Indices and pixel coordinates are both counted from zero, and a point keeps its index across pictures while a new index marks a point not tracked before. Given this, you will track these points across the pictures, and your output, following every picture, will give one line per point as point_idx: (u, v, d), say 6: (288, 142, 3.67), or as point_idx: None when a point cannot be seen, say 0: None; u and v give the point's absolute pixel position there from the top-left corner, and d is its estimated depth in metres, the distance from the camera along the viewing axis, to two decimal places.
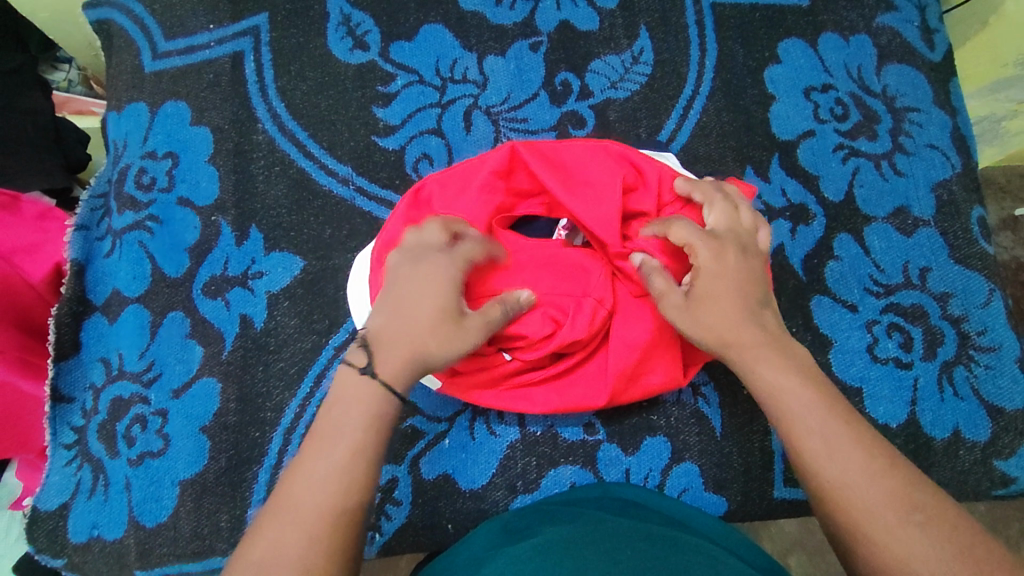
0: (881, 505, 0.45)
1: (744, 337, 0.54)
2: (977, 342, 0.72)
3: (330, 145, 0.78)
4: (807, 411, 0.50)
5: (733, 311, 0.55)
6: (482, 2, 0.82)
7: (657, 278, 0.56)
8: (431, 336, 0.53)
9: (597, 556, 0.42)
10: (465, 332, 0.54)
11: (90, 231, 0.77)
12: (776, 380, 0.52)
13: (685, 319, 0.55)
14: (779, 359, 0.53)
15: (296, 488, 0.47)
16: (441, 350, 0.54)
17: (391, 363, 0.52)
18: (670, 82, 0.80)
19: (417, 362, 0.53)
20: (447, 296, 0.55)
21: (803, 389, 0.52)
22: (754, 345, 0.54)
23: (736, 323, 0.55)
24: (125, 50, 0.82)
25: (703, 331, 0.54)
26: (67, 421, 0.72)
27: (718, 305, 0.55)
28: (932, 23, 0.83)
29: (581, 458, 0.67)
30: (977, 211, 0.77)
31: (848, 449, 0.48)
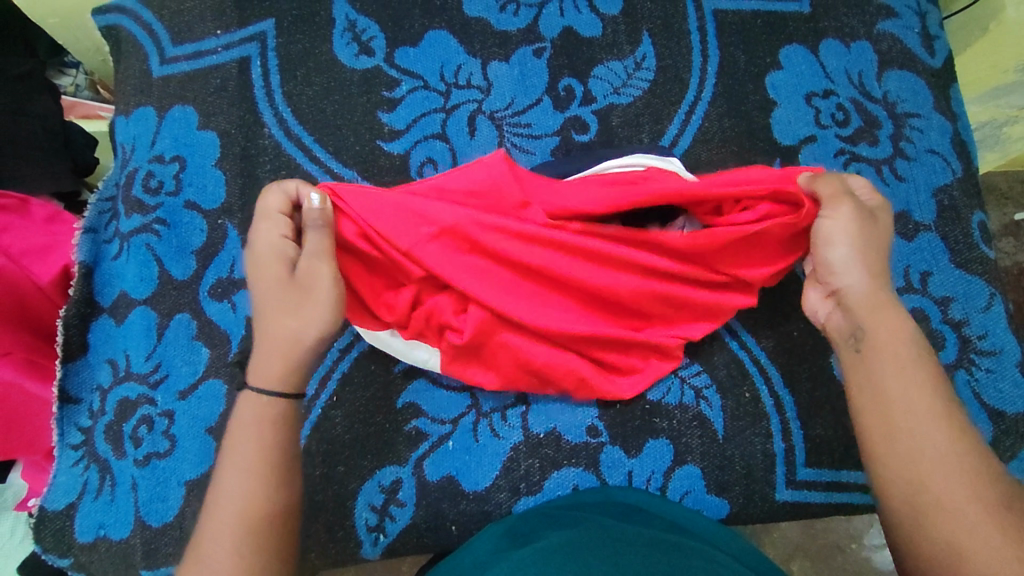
0: (966, 481, 0.47)
1: (880, 282, 0.56)
2: (978, 346, 0.72)
3: (336, 149, 0.78)
4: (915, 376, 0.52)
5: (879, 260, 0.57)
6: (486, 9, 0.83)
7: (821, 187, 0.59)
8: (284, 317, 0.54)
9: (600, 560, 0.42)
10: (318, 292, 0.54)
11: (98, 234, 0.78)
12: (895, 338, 0.54)
13: (839, 237, 0.57)
14: (897, 314, 0.55)
15: (209, 524, 0.50)
16: (304, 326, 0.54)
17: (269, 366, 0.54)
18: (672, 88, 0.81)
19: (297, 349, 0.54)
20: (274, 268, 0.55)
21: (915, 356, 0.53)
22: (884, 299, 0.56)
23: (877, 276, 0.56)
24: (133, 55, 0.83)
25: (854, 251, 0.56)
26: (75, 421, 0.73)
27: (873, 252, 0.57)
28: (933, 30, 0.84)
29: (584, 460, 0.68)
30: (978, 216, 0.77)
31: (947, 423, 0.50)
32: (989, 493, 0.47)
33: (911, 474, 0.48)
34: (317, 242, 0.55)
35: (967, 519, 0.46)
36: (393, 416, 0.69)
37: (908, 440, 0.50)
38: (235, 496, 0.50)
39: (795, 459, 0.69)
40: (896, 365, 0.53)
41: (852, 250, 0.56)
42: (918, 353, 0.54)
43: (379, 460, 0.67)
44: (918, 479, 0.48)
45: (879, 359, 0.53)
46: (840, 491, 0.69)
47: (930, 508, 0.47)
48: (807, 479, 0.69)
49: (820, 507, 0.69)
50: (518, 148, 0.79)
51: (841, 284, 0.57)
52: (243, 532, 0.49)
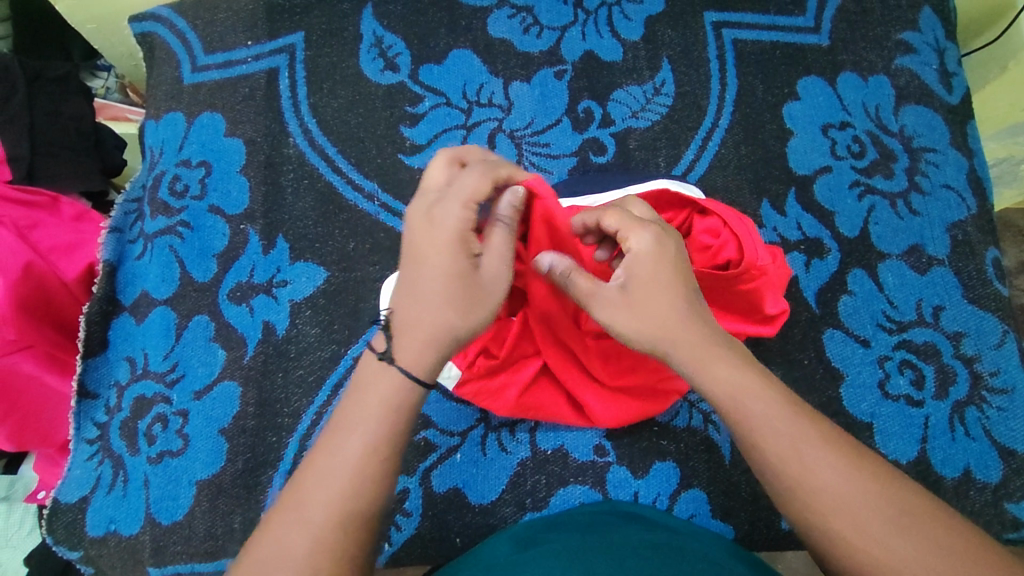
0: (859, 508, 0.44)
1: (693, 342, 0.50)
2: (990, 383, 0.72)
3: (358, 161, 0.80)
4: (773, 416, 0.47)
5: (671, 300, 0.51)
6: (510, 30, 0.85)
7: (577, 281, 0.53)
8: (453, 306, 0.51)
9: (607, 564, 0.43)
10: (487, 293, 0.53)
11: (123, 233, 0.80)
12: (729, 384, 0.49)
13: (621, 311, 0.51)
14: (724, 367, 0.49)
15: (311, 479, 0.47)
16: (465, 321, 0.51)
17: (418, 351, 0.50)
18: (689, 114, 0.82)
19: (446, 339, 0.51)
20: (456, 257, 0.51)
21: (760, 395, 0.48)
22: (703, 356, 0.50)
23: (671, 318, 0.50)
24: (166, 62, 0.85)
25: (639, 336, 0.51)
26: (91, 416, 0.74)
27: (651, 302, 0.51)
28: (951, 67, 0.85)
29: (590, 478, 0.68)
30: (992, 252, 0.77)
31: (813, 457, 0.46)
32: (886, 504, 0.44)
33: (805, 519, 0.46)
34: (502, 240, 0.54)
35: (870, 543, 0.44)
36: None
37: (787, 488, 0.46)
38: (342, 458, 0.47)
39: None
40: (745, 388, 0.49)
41: (633, 304, 0.51)
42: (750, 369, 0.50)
43: None
44: (813, 526, 0.46)
45: (731, 422, 0.49)
46: None
47: (833, 549, 0.45)
48: None
49: None
50: (535, 167, 0.81)
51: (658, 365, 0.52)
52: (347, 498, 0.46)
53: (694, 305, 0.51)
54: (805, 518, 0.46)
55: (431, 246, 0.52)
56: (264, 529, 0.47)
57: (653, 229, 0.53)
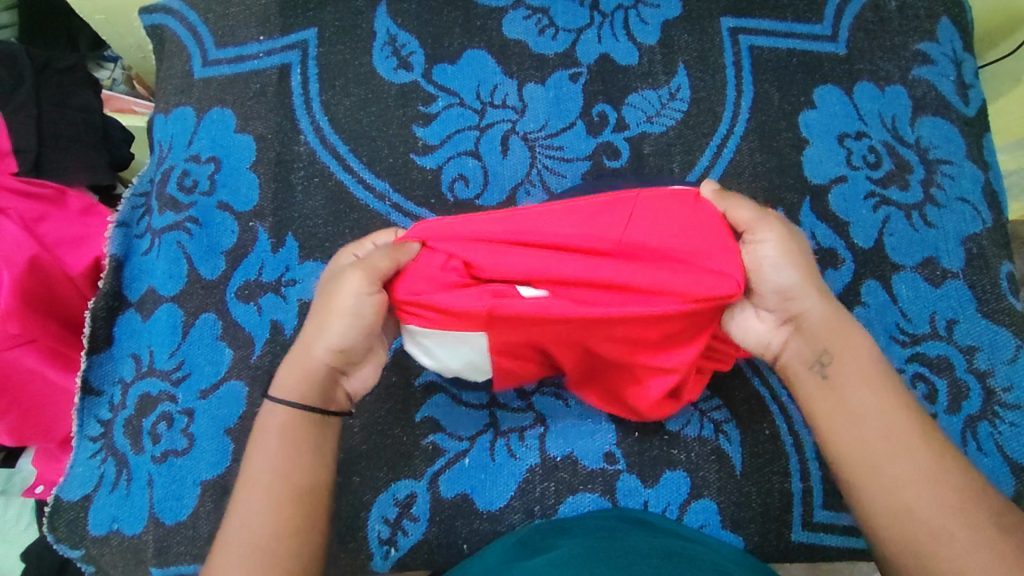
0: (966, 506, 0.44)
1: (831, 306, 0.53)
2: (1003, 399, 0.71)
3: (369, 160, 0.79)
4: (890, 402, 0.49)
5: (820, 271, 0.55)
6: (525, 31, 0.84)
7: (736, 209, 0.55)
8: (311, 325, 0.54)
9: (615, 568, 0.42)
10: (341, 305, 0.53)
11: (130, 228, 0.79)
12: (857, 361, 0.51)
13: (780, 256, 0.53)
14: (853, 337, 0.52)
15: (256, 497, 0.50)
16: (320, 338, 0.53)
17: (292, 377, 0.54)
18: (704, 120, 0.82)
19: (315, 363, 0.54)
20: (322, 288, 0.56)
21: (883, 382, 0.50)
22: (839, 324, 0.52)
23: (819, 281, 0.53)
24: (176, 55, 0.84)
25: (797, 274, 0.52)
26: (95, 413, 0.73)
27: (808, 263, 0.54)
28: (968, 79, 0.84)
29: (600, 486, 0.67)
30: (1007, 266, 0.77)
31: (928, 448, 0.47)
32: (989, 508, 0.44)
33: (898, 501, 0.45)
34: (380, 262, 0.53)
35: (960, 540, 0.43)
36: (411, 429, 0.69)
37: (891, 464, 0.47)
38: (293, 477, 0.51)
39: (813, 500, 0.69)
40: (869, 369, 0.50)
41: (790, 257, 0.53)
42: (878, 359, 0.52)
43: (394, 473, 0.67)
44: (907, 507, 0.45)
45: (847, 389, 0.50)
46: (857, 536, 0.68)
47: (929, 538, 0.44)
48: (824, 521, 0.68)
49: (835, 551, 0.69)
50: (549, 170, 0.80)
51: (797, 307, 0.52)
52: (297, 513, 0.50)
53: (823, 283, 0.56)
54: (905, 502, 0.45)
55: (322, 285, 0.58)
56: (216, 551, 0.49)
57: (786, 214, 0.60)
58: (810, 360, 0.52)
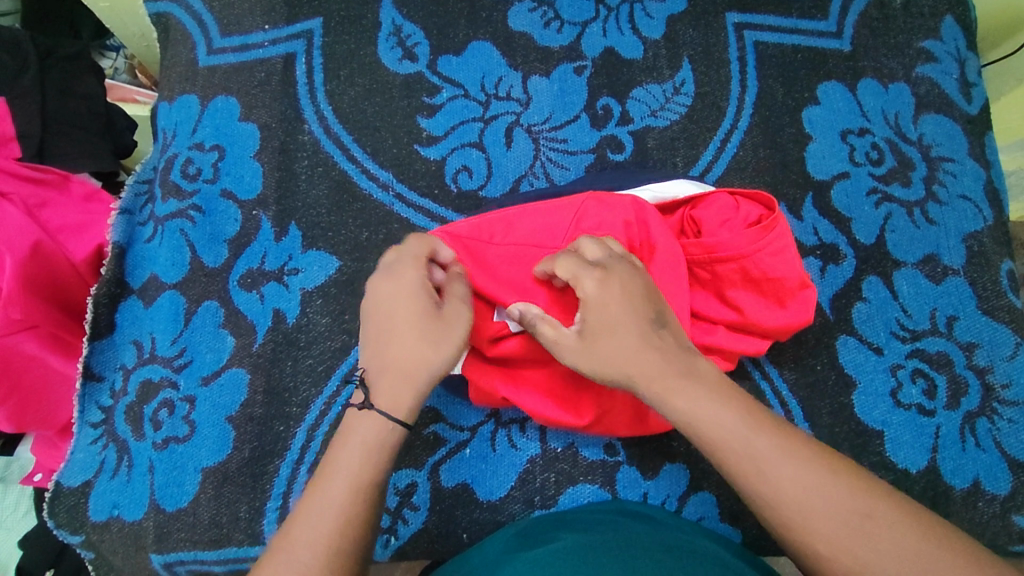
0: (830, 521, 0.44)
1: (650, 372, 0.51)
2: (1001, 395, 0.72)
3: (373, 150, 0.79)
4: (732, 441, 0.47)
5: (630, 334, 0.52)
6: (530, 24, 0.84)
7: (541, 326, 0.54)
8: (423, 344, 0.53)
9: (614, 562, 0.42)
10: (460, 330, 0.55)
11: (132, 216, 0.79)
12: (692, 411, 0.49)
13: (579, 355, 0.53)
14: (680, 394, 0.50)
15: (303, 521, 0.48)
16: (438, 357, 0.54)
17: (395, 393, 0.52)
18: (709, 114, 0.82)
19: (422, 380, 0.53)
20: (418, 303, 0.55)
21: (726, 422, 0.48)
22: (665, 385, 0.50)
23: (631, 357, 0.51)
24: (180, 43, 0.84)
25: (601, 370, 0.52)
26: (96, 400, 0.73)
27: (608, 344, 0.52)
28: (971, 77, 0.85)
29: (600, 477, 0.68)
30: (1007, 264, 0.77)
31: (778, 473, 0.46)
32: (844, 518, 0.44)
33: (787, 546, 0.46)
34: (461, 291, 0.57)
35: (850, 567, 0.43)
36: (412, 419, 0.69)
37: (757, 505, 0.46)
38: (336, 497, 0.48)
39: None
40: (707, 434, 0.48)
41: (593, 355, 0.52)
42: (719, 408, 0.49)
43: (395, 462, 0.67)
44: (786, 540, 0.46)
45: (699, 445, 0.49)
46: None
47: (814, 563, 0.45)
48: None
49: None
50: (553, 162, 0.80)
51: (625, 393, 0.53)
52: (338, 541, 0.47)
53: (650, 334, 0.52)
54: (782, 535, 0.46)
55: (398, 304, 0.55)
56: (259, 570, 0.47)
57: (602, 271, 0.53)
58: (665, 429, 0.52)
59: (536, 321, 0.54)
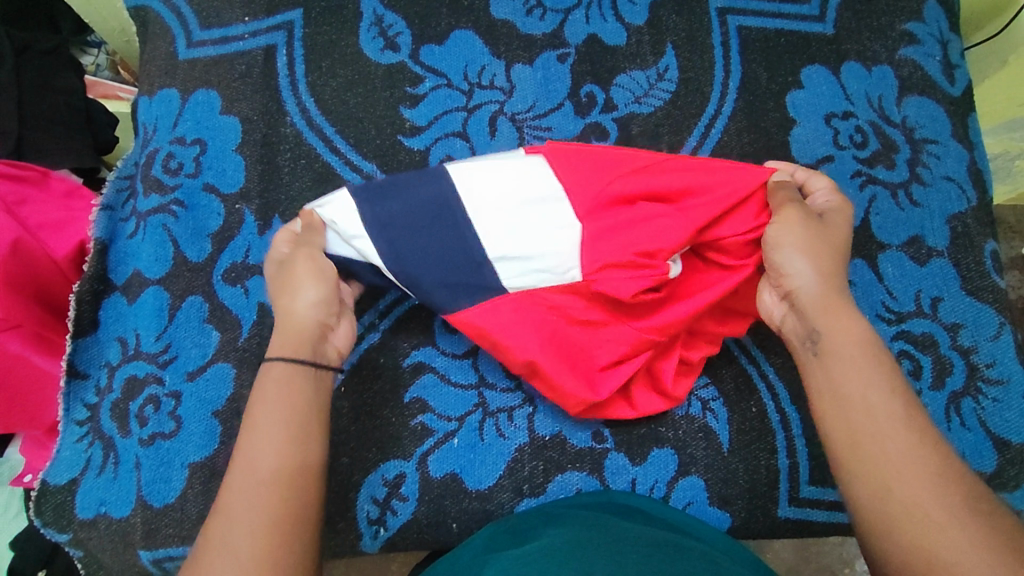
0: (939, 482, 0.45)
1: (831, 292, 0.57)
2: (986, 374, 0.72)
3: (356, 141, 0.79)
4: (878, 376, 0.51)
5: (829, 258, 0.59)
6: (512, 12, 0.84)
7: (778, 194, 0.63)
8: (288, 299, 0.60)
9: (604, 559, 0.42)
10: (304, 267, 0.61)
11: (115, 212, 0.78)
12: (850, 342, 0.54)
13: (792, 240, 0.59)
14: (849, 312, 0.56)
15: (230, 498, 0.50)
16: (303, 298, 0.60)
17: (284, 341, 0.58)
18: (693, 100, 0.82)
19: (298, 322, 0.59)
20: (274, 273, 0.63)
21: (874, 364, 0.52)
22: (838, 302, 0.56)
23: (826, 272, 0.58)
24: (160, 37, 0.83)
25: (804, 268, 0.58)
26: (81, 398, 0.73)
27: (817, 252, 0.59)
28: (954, 59, 0.85)
29: (588, 464, 0.68)
30: (991, 244, 0.77)
31: (914, 425, 0.49)
32: (952, 485, 0.45)
33: (877, 482, 0.47)
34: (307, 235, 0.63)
35: (944, 522, 0.44)
36: (399, 410, 0.69)
37: (874, 439, 0.48)
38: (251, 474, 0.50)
39: (799, 476, 0.69)
40: (858, 355, 0.53)
41: (804, 255, 0.58)
42: (878, 352, 0.53)
43: (383, 453, 0.67)
44: (878, 476, 0.47)
45: (838, 362, 0.53)
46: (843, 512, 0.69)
47: (902, 511, 0.45)
48: (810, 497, 0.69)
49: (819, 526, 0.69)
50: None
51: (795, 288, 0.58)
52: (265, 517, 0.48)
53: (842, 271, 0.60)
54: (885, 478, 0.47)
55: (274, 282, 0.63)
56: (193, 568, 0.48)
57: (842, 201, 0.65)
58: (803, 340, 0.56)
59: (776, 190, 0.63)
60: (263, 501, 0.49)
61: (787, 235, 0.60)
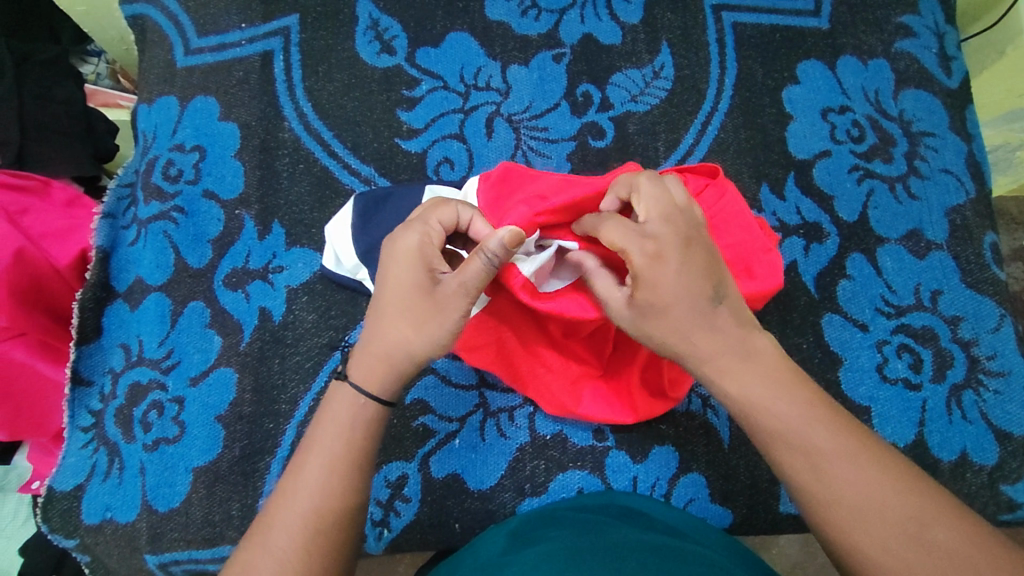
0: (875, 524, 0.44)
1: (710, 345, 0.51)
2: (987, 367, 0.72)
3: (354, 145, 0.79)
4: (784, 428, 0.48)
5: (685, 306, 0.50)
6: (507, 13, 0.84)
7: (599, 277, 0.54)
8: (404, 324, 0.53)
9: (603, 565, 0.42)
10: (443, 309, 0.53)
11: (116, 219, 0.79)
12: (745, 395, 0.50)
13: (625, 317, 0.52)
14: (739, 355, 0.51)
15: (277, 508, 0.50)
16: (419, 339, 0.53)
17: (372, 370, 0.54)
18: (689, 98, 0.82)
19: (401, 359, 0.54)
20: (415, 273, 0.54)
21: (783, 404, 0.49)
22: (722, 350, 0.51)
23: (695, 322, 0.50)
24: (157, 45, 0.84)
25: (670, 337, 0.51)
26: (85, 404, 0.73)
27: (664, 312, 0.51)
28: (950, 51, 0.84)
29: (589, 463, 0.68)
30: (990, 236, 0.77)
31: (836, 460, 0.47)
32: (891, 518, 0.44)
33: (825, 533, 0.46)
34: (477, 270, 0.51)
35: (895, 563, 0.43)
36: (401, 411, 0.69)
37: (802, 498, 0.47)
38: (306, 489, 0.50)
39: None
40: (766, 403, 0.49)
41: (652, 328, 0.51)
42: (784, 380, 0.50)
43: (386, 455, 0.68)
44: (823, 530, 0.46)
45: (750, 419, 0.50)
46: None
47: (852, 563, 0.45)
48: None
49: None
50: (535, 151, 0.80)
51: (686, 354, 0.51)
52: (302, 523, 0.48)
53: (713, 303, 0.51)
54: (831, 532, 0.46)
55: (387, 277, 0.55)
56: (227, 563, 0.49)
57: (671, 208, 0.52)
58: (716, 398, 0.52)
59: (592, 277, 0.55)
60: (301, 512, 0.49)
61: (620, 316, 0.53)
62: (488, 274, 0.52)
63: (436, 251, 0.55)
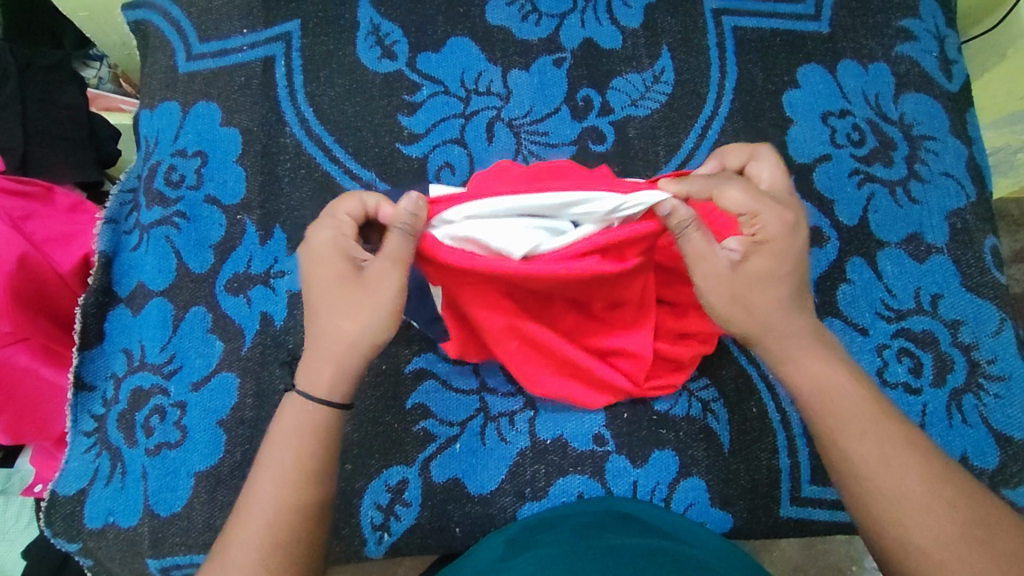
0: (935, 517, 0.46)
1: (788, 331, 0.53)
2: (987, 370, 0.72)
3: (355, 150, 0.80)
4: (854, 416, 0.50)
5: (780, 289, 0.53)
6: (508, 17, 0.84)
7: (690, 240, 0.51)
8: (340, 318, 0.54)
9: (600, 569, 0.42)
10: (371, 294, 0.53)
11: (118, 224, 0.79)
12: (818, 379, 0.52)
13: (717, 293, 0.52)
14: (815, 347, 0.53)
15: (247, 513, 0.51)
16: (356, 330, 0.53)
17: (319, 368, 0.54)
18: (689, 102, 0.82)
19: (345, 354, 0.54)
20: (335, 266, 0.54)
21: (851, 395, 0.51)
22: (803, 341, 0.53)
23: (778, 309, 0.53)
24: (160, 50, 0.84)
25: (753, 317, 0.53)
26: (88, 409, 0.74)
27: (757, 289, 0.52)
28: (951, 54, 0.84)
29: (590, 467, 0.68)
30: (991, 240, 0.77)
31: (895, 453, 0.48)
32: (945, 510, 0.46)
33: (871, 518, 0.48)
34: (397, 247, 0.52)
35: (946, 555, 0.45)
36: (401, 416, 0.69)
37: (861, 483, 0.49)
38: (267, 499, 0.50)
39: (800, 475, 0.70)
40: (834, 391, 0.51)
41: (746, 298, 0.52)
42: (855, 377, 0.52)
43: (386, 459, 0.68)
44: (872, 516, 0.48)
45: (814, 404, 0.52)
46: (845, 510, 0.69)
47: (899, 549, 0.47)
48: (812, 496, 0.69)
49: (821, 525, 0.70)
50: (535, 156, 0.80)
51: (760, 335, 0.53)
52: (271, 530, 0.50)
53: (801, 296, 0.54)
54: (879, 519, 0.48)
55: (309, 280, 0.55)
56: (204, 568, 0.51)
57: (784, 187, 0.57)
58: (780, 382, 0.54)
59: (685, 234, 0.51)
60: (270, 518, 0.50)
61: (715, 283, 0.52)
62: (409, 245, 0.52)
63: (353, 240, 0.54)
